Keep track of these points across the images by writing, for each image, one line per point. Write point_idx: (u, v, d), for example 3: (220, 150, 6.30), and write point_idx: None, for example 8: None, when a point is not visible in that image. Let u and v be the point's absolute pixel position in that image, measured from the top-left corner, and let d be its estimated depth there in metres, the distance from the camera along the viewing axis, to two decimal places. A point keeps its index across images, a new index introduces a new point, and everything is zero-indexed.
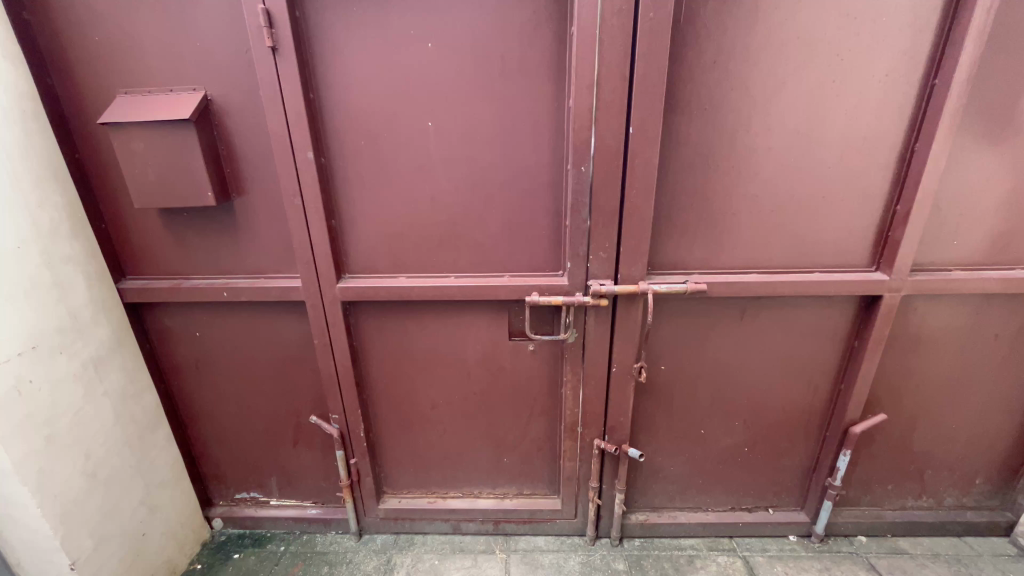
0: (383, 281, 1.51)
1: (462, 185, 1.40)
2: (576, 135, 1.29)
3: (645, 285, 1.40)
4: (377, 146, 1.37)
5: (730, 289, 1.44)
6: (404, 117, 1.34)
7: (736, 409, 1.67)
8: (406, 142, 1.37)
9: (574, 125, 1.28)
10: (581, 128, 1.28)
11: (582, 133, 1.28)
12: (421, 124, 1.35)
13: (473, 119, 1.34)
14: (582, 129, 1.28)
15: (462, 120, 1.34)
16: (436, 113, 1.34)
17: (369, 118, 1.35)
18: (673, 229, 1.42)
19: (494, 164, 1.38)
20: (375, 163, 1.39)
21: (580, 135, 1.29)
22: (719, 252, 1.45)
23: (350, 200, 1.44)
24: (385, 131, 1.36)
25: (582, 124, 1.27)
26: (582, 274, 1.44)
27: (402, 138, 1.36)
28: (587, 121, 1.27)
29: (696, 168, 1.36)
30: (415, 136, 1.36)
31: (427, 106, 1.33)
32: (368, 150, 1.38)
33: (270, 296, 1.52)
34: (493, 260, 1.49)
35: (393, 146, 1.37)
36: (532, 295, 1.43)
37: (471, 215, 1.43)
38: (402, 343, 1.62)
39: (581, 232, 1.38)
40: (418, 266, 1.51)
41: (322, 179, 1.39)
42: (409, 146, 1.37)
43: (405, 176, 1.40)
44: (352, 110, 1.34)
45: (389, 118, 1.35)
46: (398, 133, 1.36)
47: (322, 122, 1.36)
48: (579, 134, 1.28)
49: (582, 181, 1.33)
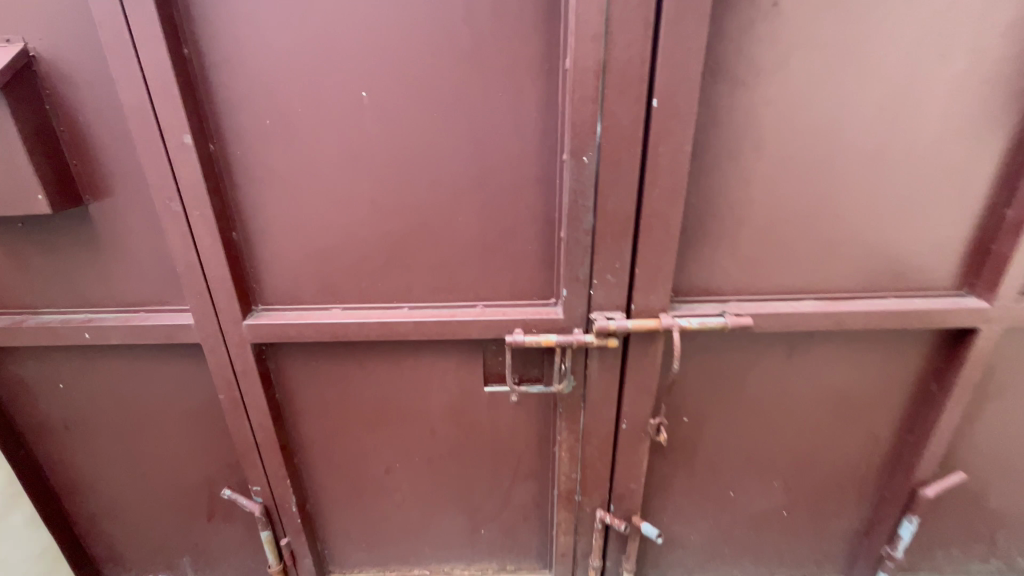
0: (309, 316, 1.10)
1: (415, 183, 1.00)
2: (576, 111, 0.89)
3: (668, 320, 1.03)
4: (290, 126, 0.96)
5: (780, 322, 1.07)
6: (325, 83, 0.93)
7: (775, 467, 1.31)
8: (331, 120, 0.95)
9: (572, 95, 0.88)
10: (583, 99, 0.88)
11: (585, 106, 0.89)
12: (351, 95, 0.94)
13: (425, 88, 0.93)
14: (584, 101, 0.88)
15: (410, 89, 0.93)
16: (373, 78, 0.92)
17: (274, 85, 0.93)
18: (706, 242, 1.04)
19: (459, 153, 0.98)
20: (289, 150, 0.98)
21: (581, 110, 0.89)
22: (766, 272, 1.08)
23: (255, 203, 1.02)
24: (300, 103, 0.94)
25: (585, 93, 0.88)
26: (583, 304, 1.05)
27: (326, 114, 0.95)
28: (592, 89, 0.87)
29: (741, 157, 0.97)
30: (345, 111, 0.95)
31: (358, 68, 0.92)
32: (278, 132, 0.96)
33: (150, 337, 1.09)
34: (461, 286, 1.09)
35: (313, 126, 0.96)
36: (515, 331, 1.06)
37: (429, 223, 1.03)
38: (342, 393, 1.21)
39: (581, 247, 0.99)
40: (358, 294, 1.10)
41: (210, 174, 0.97)
42: (336, 126, 0.96)
43: (334, 169, 0.99)
44: (249, 74, 0.92)
45: (305, 85, 0.93)
46: (319, 108, 0.95)
47: (205, 91, 0.94)
48: (580, 108, 0.89)
49: (585, 176, 0.94)
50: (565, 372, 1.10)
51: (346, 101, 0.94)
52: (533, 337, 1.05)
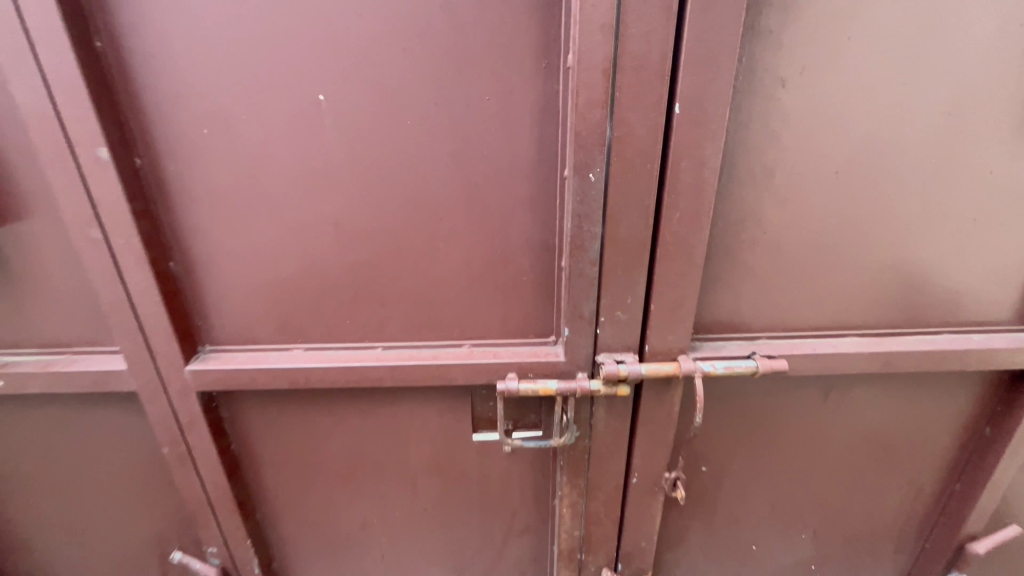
0: (266, 359, 0.93)
1: (387, 205, 0.84)
2: (581, 118, 0.72)
3: (689, 364, 0.87)
4: (234, 138, 0.79)
5: (819, 364, 0.91)
6: (274, 85, 0.76)
7: (804, 518, 1.16)
8: (283, 130, 0.79)
9: (577, 99, 0.71)
10: (590, 105, 0.72)
11: (592, 113, 0.72)
12: (306, 100, 0.77)
13: (397, 91, 0.76)
14: (591, 106, 0.72)
15: (378, 92, 0.77)
16: (332, 79, 0.76)
17: (210, 88, 0.76)
18: (733, 272, 0.88)
19: (439, 169, 0.81)
20: (234, 166, 0.81)
21: (587, 117, 0.72)
22: (802, 306, 0.92)
23: (197, 229, 0.85)
24: (245, 111, 0.78)
25: (592, 97, 0.71)
26: (589, 346, 0.89)
27: (276, 123, 0.78)
28: (601, 92, 0.71)
29: (777, 173, 0.81)
30: (300, 120, 0.78)
31: (314, 67, 0.75)
32: (219, 144, 0.80)
33: (76, 385, 0.92)
34: (444, 323, 0.93)
35: (261, 137, 0.79)
36: (509, 377, 0.90)
37: (405, 251, 0.87)
38: (309, 444, 1.04)
39: (585, 280, 0.83)
40: (323, 333, 0.93)
41: (135, 196, 0.80)
42: (289, 138, 0.79)
43: (288, 188, 0.83)
44: (180, 73, 0.75)
45: (249, 88, 0.76)
46: (269, 116, 0.78)
47: (128, 96, 0.77)
48: (586, 115, 0.72)
49: (591, 198, 0.77)
50: (567, 422, 0.95)
51: (300, 107, 0.77)
52: (529, 384, 0.89)
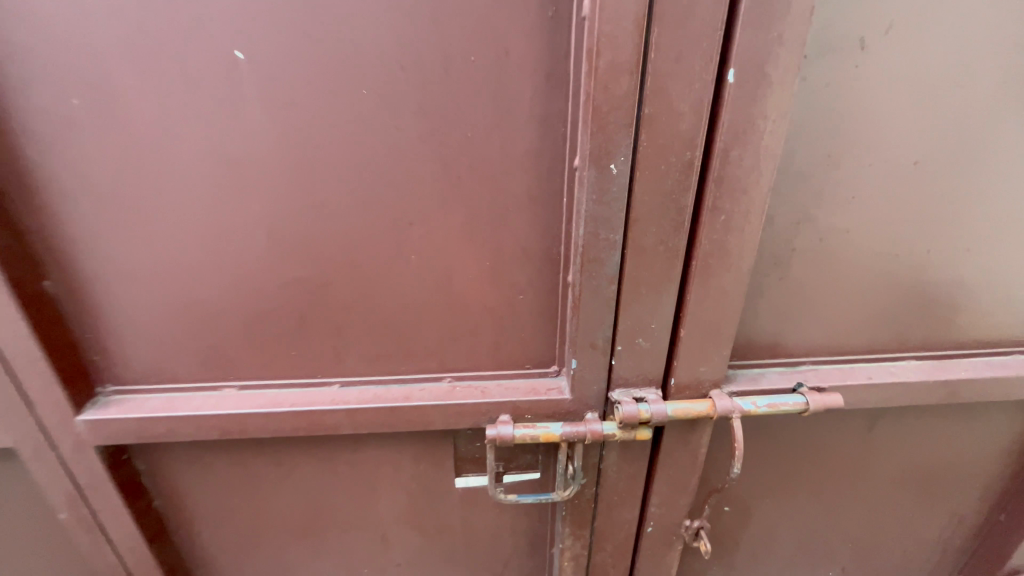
0: (188, 403, 0.72)
1: (338, 204, 0.63)
2: (602, 89, 0.53)
3: (725, 402, 0.70)
4: (121, 113, 0.57)
5: (874, 396, 0.76)
6: (168, 36, 0.54)
7: (832, 556, 1.02)
8: (190, 103, 0.57)
9: (597, 62, 0.52)
10: (615, 70, 0.52)
11: (617, 82, 0.52)
12: (217, 59, 0.55)
13: (344, 46, 0.55)
14: (616, 73, 0.52)
15: (316, 49, 0.55)
16: (249, 28, 0.54)
17: (74, 40, 0.54)
18: (778, 287, 0.72)
19: (407, 157, 0.61)
20: (123, 152, 0.59)
21: (610, 88, 0.53)
22: (853, 325, 0.76)
23: (80, 237, 0.64)
24: (129, 73, 0.55)
25: (618, 60, 0.52)
26: (601, 381, 0.71)
27: (177, 92, 0.57)
28: (631, 52, 0.51)
29: (844, 164, 0.64)
30: (212, 87, 0.57)
31: (222, 10, 0.53)
32: (97, 120, 0.58)
33: None
34: (418, 353, 0.73)
35: (157, 112, 0.57)
36: (501, 420, 0.72)
37: (365, 264, 0.67)
38: (252, 497, 0.85)
39: (599, 301, 0.65)
40: (262, 367, 0.73)
41: None
42: (197, 112, 0.58)
43: (203, 182, 0.61)
44: (25, 17, 0.52)
45: (132, 41, 0.54)
46: (167, 82, 0.56)
47: None
48: (609, 85, 0.53)
49: (610, 198, 0.59)
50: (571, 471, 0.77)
51: (210, 69, 0.56)
52: (527, 429, 0.71)
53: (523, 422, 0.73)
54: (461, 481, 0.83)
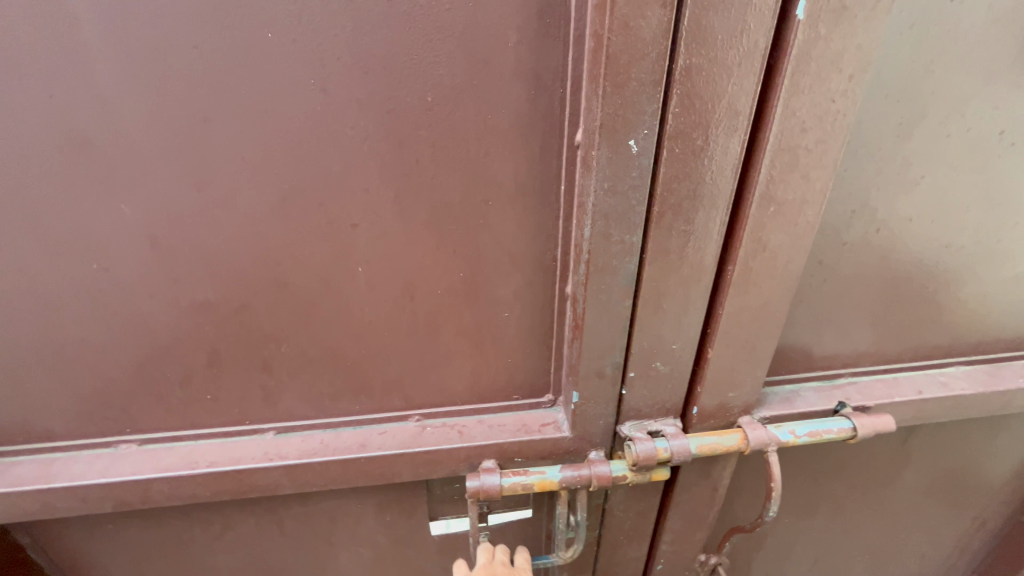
0: (69, 468, 0.56)
1: (249, 201, 0.46)
2: (621, 30, 0.36)
3: (761, 434, 0.57)
4: None
5: (922, 412, 0.65)
6: None
7: (848, 567, 0.94)
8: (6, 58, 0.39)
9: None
10: (640, 1, 0.36)
11: (642, 20, 0.36)
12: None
13: None
14: (641, 4, 0.36)
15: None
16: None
17: None
18: (823, 291, 0.58)
19: (342, 133, 0.44)
20: None
21: (631, 28, 0.36)
22: (903, 333, 0.64)
23: None
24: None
25: None
26: (608, 414, 0.57)
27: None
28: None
29: (914, 137, 0.50)
30: (34, 33, 0.38)
31: None
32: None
33: None
34: (375, 387, 0.58)
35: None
36: (485, 467, 0.57)
37: (295, 281, 0.51)
38: (177, 561, 0.69)
39: (607, 321, 0.50)
40: (174, 414, 0.57)
41: None
42: (21, 74, 0.39)
43: (41, 175, 0.44)
44: None
45: None
46: None
47: None
48: (630, 23, 0.36)
49: (627, 187, 0.43)
50: (571, 519, 0.63)
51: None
52: (517, 477, 0.57)
53: (513, 466, 0.59)
54: (439, 525, 0.69)
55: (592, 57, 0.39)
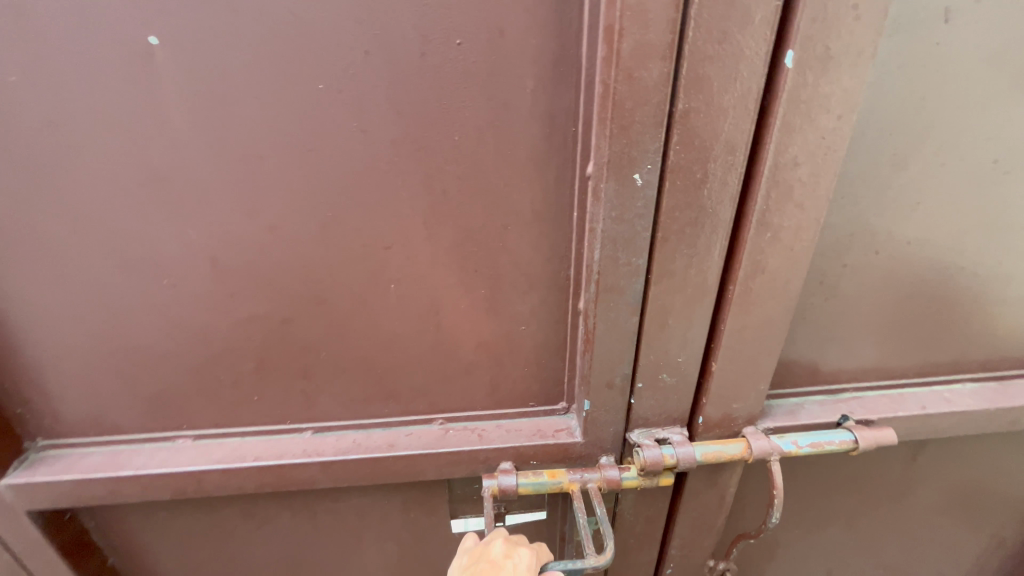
0: (133, 460, 0.63)
1: (297, 226, 0.52)
2: (625, 80, 0.41)
3: (764, 443, 0.60)
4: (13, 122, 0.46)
5: (927, 427, 0.66)
6: (50, 17, 0.42)
7: None
8: (101, 109, 0.46)
9: (618, 44, 0.40)
10: (642, 55, 0.40)
11: (644, 71, 0.41)
12: (120, 47, 0.43)
13: (287, 27, 0.43)
14: (644, 58, 0.40)
15: (249, 30, 0.43)
16: (159, 4, 0.42)
17: None
18: (825, 309, 0.61)
19: (379, 167, 0.49)
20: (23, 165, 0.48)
21: (634, 78, 0.41)
22: (907, 350, 0.66)
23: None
24: (9, 69, 0.44)
25: (646, 41, 0.40)
26: (617, 422, 0.61)
27: (73, 93, 0.45)
28: (664, 30, 0.39)
29: (909, 165, 0.53)
30: (124, 89, 0.45)
31: None
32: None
33: None
34: (402, 393, 0.64)
35: (47, 116, 0.46)
36: (502, 468, 0.62)
37: (334, 296, 0.57)
38: (220, 549, 0.76)
39: (616, 336, 0.55)
40: (224, 413, 0.63)
41: None
42: (111, 121, 0.47)
43: (122, 205, 0.51)
44: None
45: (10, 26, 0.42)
46: (68, 84, 0.45)
47: None
48: (633, 74, 0.41)
49: (633, 216, 0.47)
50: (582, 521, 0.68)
51: (112, 61, 0.44)
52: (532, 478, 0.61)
53: (528, 468, 0.63)
54: (458, 523, 0.74)
55: (600, 102, 0.44)
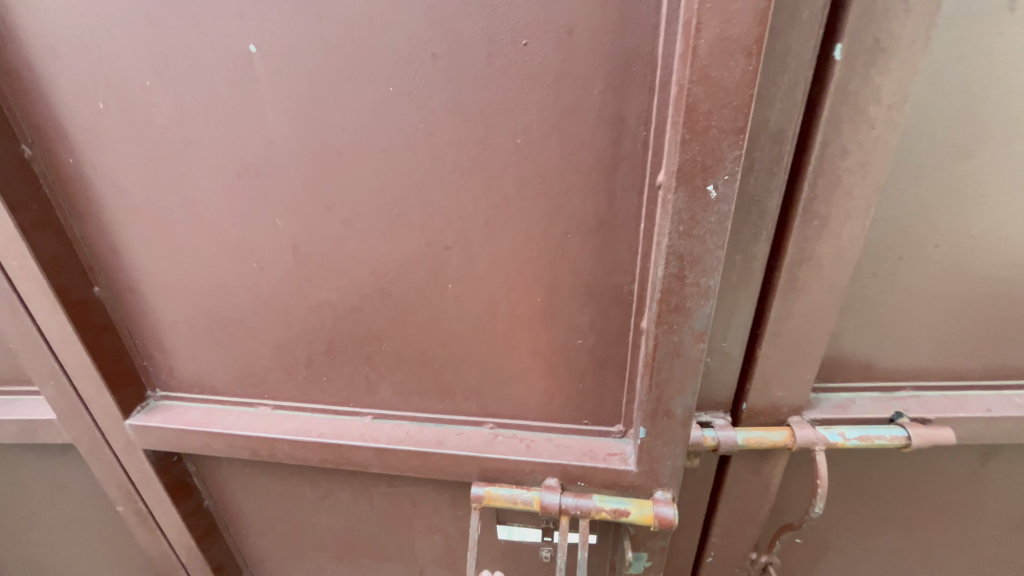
0: (224, 419, 0.74)
1: (369, 211, 0.59)
2: (701, 80, 0.42)
3: (810, 433, 0.61)
4: (149, 124, 0.58)
5: (990, 430, 0.64)
6: (178, 35, 0.52)
7: None
8: (212, 109, 0.56)
9: (696, 41, 0.41)
10: (723, 53, 0.41)
11: (725, 69, 0.41)
12: (230, 58, 0.53)
13: (368, 37, 0.50)
14: (723, 56, 0.41)
15: (336, 40, 0.51)
16: (264, 22, 0.51)
17: (100, 51, 0.55)
18: (879, 302, 0.61)
19: (442, 158, 0.55)
20: (149, 159, 0.60)
21: (712, 77, 0.41)
22: (972, 351, 0.64)
23: (132, 243, 0.66)
24: (146, 75, 0.55)
25: (727, 35, 0.40)
26: (678, 448, 0.60)
27: (192, 96, 0.55)
28: (748, 24, 0.39)
29: (969, 156, 0.52)
30: (229, 92, 0.55)
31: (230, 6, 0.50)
32: (118, 124, 0.59)
33: (11, 433, 0.77)
34: (461, 380, 0.69)
35: (176, 116, 0.57)
36: (548, 485, 0.65)
37: (398, 277, 0.63)
38: (293, 502, 0.85)
39: (681, 361, 0.55)
40: (301, 378, 0.72)
41: (25, 204, 0.62)
42: (219, 120, 0.56)
43: (227, 192, 0.60)
44: (60, 35, 0.55)
45: (148, 47, 0.54)
46: (185, 91, 0.55)
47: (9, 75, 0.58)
48: (711, 74, 0.41)
49: (703, 230, 0.48)
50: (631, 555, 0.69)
51: (222, 68, 0.53)
52: (576, 501, 0.63)
53: (574, 489, 0.66)
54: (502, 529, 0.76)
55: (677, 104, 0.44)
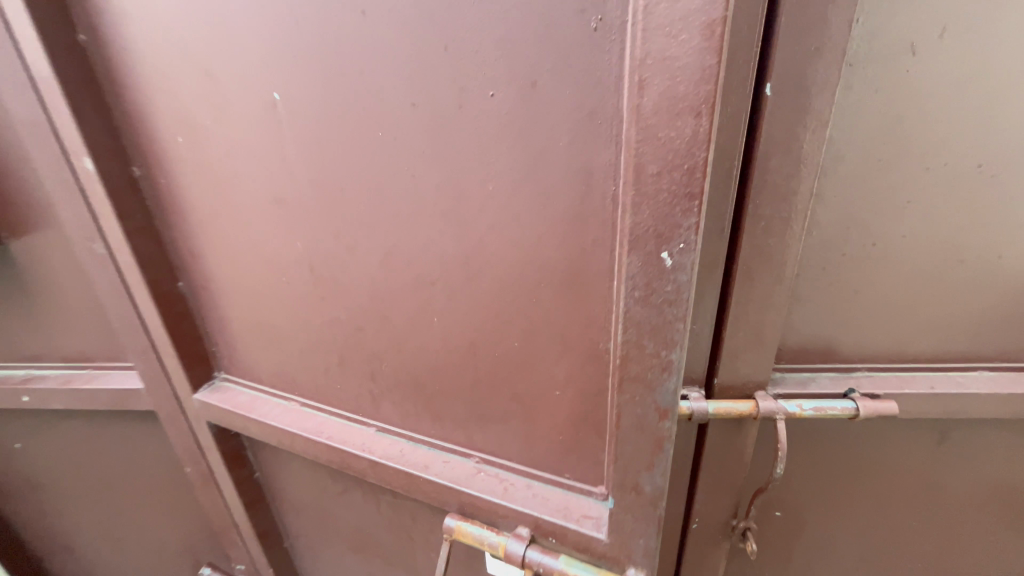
0: (261, 407, 0.90)
1: (378, 230, 0.70)
2: (649, 136, 0.48)
3: (770, 404, 0.72)
4: (209, 156, 0.74)
5: (932, 404, 0.74)
6: (227, 91, 0.68)
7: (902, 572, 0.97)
8: (248, 144, 0.71)
9: (640, 100, 0.47)
10: (673, 112, 0.46)
11: (674, 128, 0.46)
12: (258, 106, 0.68)
13: (367, 93, 0.62)
14: (671, 114, 0.46)
15: (339, 91, 0.63)
16: (284, 80, 0.65)
17: (174, 103, 0.72)
18: (829, 293, 0.71)
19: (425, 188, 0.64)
20: (205, 185, 0.77)
21: (660, 137, 0.47)
22: (916, 336, 0.74)
23: (206, 247, 0.82)
24: (205, 118, 0.72)
25: (676, 91, 0.45)
26: (654, 506, 0.65)
27: (233, 135, 0.71)
28: (694, 86, 0.44)
29: (892, 170, 0.63)
30: (261, 130, 0.70)
31: (256, 67, 0.65)
32: (185, 153, 0.75)
33: (105, 402, 0.95)
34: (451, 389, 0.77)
35: (227, 150, 0.73)
36: (518, 533, 0.74)
37: (400, 286, 0.73)
38: (322, 484, 0.96)
39: (645, 425, 0.61)
40: (332, 365, 0.84)
41: (131, 214, 0.79)
42: (251, 152, 0.72)
43: (261, 211, 0.75)
44: (151, 94, 0.73)
45: (206, 99, 0.70)
46: (229, 130, 0.71)
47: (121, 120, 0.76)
48: (660, 134, 0.47)
49: (659, 298, 0.54)
50: None
51: (251, 112, 0.69)
52: (540, 558, 0.72)
53: (543, 543, 0.74)
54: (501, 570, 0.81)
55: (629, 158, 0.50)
